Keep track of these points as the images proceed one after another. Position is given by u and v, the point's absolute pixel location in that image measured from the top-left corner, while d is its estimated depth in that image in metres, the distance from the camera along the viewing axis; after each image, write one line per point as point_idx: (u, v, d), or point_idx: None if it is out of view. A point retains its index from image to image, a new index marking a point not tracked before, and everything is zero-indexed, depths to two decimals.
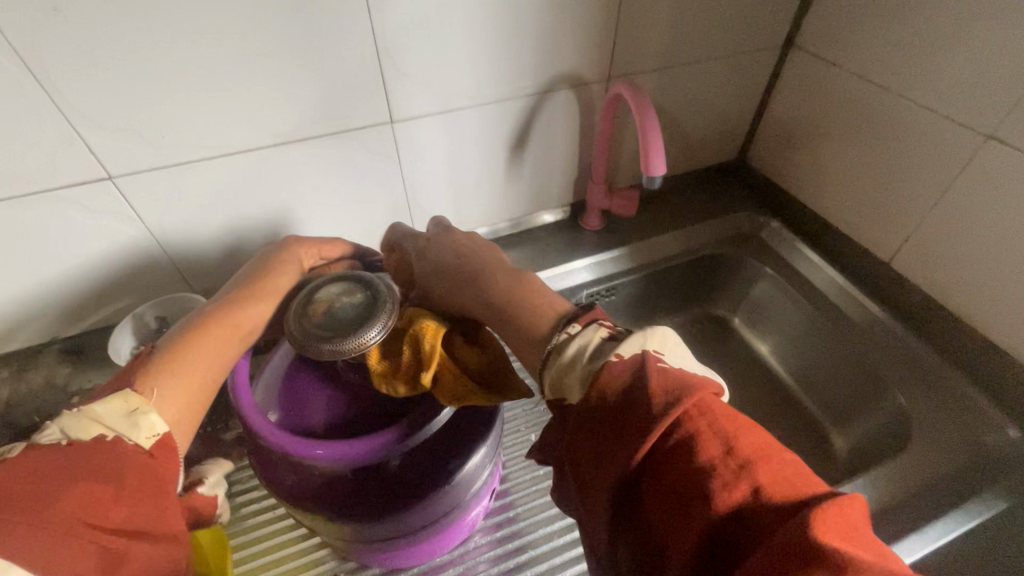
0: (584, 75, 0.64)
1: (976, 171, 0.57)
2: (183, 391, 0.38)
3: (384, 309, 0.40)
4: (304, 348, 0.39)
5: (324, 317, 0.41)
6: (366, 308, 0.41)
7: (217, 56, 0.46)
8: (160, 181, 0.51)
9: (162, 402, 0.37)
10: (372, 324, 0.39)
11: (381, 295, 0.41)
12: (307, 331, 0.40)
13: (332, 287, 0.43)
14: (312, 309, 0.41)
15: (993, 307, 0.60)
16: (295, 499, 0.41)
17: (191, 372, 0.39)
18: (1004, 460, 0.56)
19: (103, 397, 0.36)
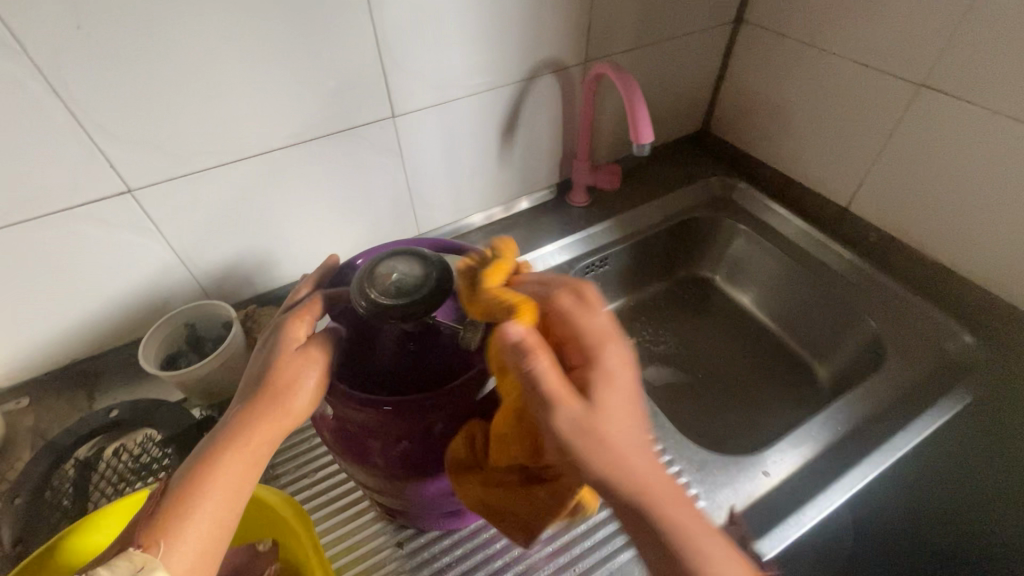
0: (565, 59, 0.67)
1: (916, 118, 0.64)
2: (202, 542, 0.33)
3: (445, 276, 0.41)
4: (370, 313, 0.39)
5: (389, 284, 0.40)
6: (427, 276, 0.41)
7: (224, 64, 0.49)
8: (176, 192, 0.53)
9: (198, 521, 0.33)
10: (436, 290, 0.40)
11: (439, 265, 0.41)
12: (379, 300, 0.39)
13: (390, 260, 0.42)
14: (376, 281, 0.40)
15: (941, 237, 0.66)
16: (361, 457, 0.42)
17: (211, 515, 0.33)
18: (965, 363, 0.63)
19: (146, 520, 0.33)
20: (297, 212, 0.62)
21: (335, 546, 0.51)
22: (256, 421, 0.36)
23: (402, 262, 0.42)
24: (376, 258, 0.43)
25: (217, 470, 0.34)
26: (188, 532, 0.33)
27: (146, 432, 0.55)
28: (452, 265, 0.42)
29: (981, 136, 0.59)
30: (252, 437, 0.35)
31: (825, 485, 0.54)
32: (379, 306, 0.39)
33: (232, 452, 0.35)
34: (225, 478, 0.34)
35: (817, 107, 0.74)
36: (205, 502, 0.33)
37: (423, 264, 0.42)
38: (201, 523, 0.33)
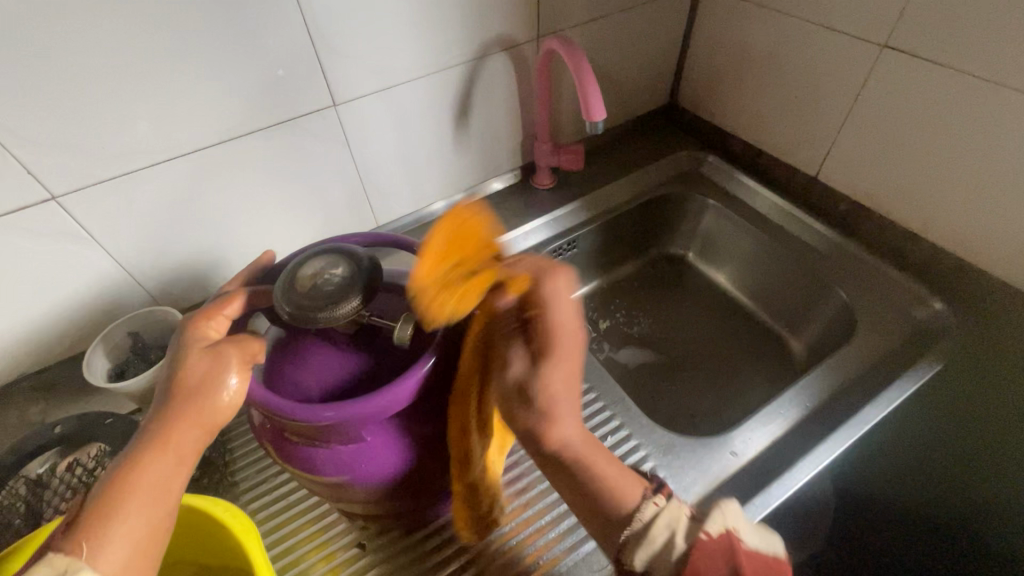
0: (515, 36, 0.65)
1: (881, 78, 0.61)
2: (133, 536, 0.33)
3: (369, 272, 0.40)
4: (294, 319, 0.39)
5: (309, 287, 0.39)
6: (352, 276, 0.40)
7: (142, 59, 0.46)
8: (106, 195, 0.51)
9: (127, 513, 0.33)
10: (360, 290, 0.39)
11: (364, 264, 0.41)
12: (300, 304, 0.39)
13: (315, 262, 0.41)
14: (298, 284, 0.40)
15: (907, 202, 0.65)
16: (301, 465, 0.41)
17: (140, 512, 0.33)
18: (935, 331, 0.62)
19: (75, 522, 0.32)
20: (242, 211, 0.59)
21: (295, 552, 0.50)
22: (174, 414, 0.36)
23: (325, 263, 0.41)
24: (293, 263, 0.42)
25: (139, 469, 0.34)
26: (119, 530, 0.32)
27: (100, 445, 0.52)
28: (378, 263, 0.42)
29: (945, 96, 0.57)
30: (177, 435, 0.36)
31: (792, 461, 0.53)
32: (302, 311, 0.38)
33: (153, 452, 0.35)
34: (151, 473, 0.34)
35: (781, 73, 0.71)
36: (132, 501, 0.33)
37: (344, 262, 0.41)
38: (128, 522, 0.33)
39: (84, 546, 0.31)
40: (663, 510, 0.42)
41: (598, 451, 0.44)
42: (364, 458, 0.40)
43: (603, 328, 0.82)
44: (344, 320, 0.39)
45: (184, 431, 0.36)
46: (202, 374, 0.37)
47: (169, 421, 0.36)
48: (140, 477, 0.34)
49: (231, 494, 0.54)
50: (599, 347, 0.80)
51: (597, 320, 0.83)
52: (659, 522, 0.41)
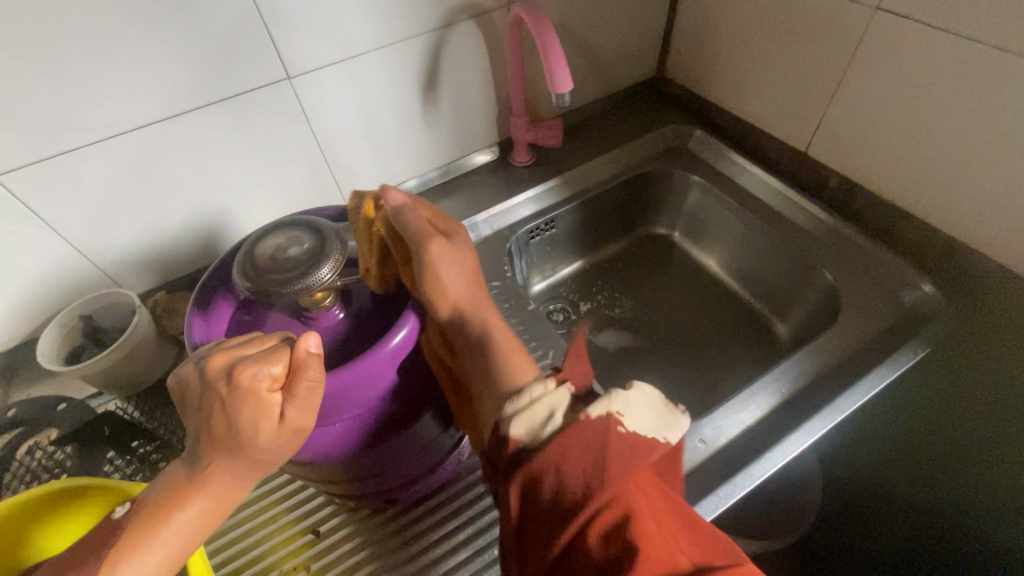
0: (482, 2, 0.61)
1: (874, 44, 0.57)
2: (192, 525, 0.35)
3: (332, 245, 0.41)
4: (255, 294, 0.39)
5: (270, 261, 0.40)
6: (315, 247, 0.41)
7: (73, 28, 0.43)
8: (50, 174, 0.49)
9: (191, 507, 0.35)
10: (322, 262, 0.40)
11: (325, 235, 0.41)
12: (263, 277, 0.39)
13: (276, 236, 0.42)
14: (259, 259, 0.40)
15: (899, 177, 0.61)
16: None
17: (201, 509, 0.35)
18: (923, 315, 0.60)
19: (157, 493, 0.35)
20: (200, 190, 0.58)
21: (261, 546, 0.51)
22: (245, 443, 0.35)
23: (286, 237, 0.41)
24: (253, 237, 0.42)
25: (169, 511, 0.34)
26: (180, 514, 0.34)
27: (57, 430, 0.53)
28: (341, 234, 0.42)
29: (938, 62, 0.53)
30: (263, 448, 0.35)
31: (760, 451, 0.51)
32: (263, 285, 0.39)
33: (183, 497, 0.34)
34: (183, 516, 0.34)
35: (770, 39, 0.67)
36: (194, 500, 0.35)
37: (306, 234, 0.42)
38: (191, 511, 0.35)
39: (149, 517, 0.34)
40: (547, 392, 0.40)
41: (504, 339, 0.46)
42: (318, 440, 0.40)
43: (584, 310, 0.80)
44: (307, 293, 0.40)
45: (221, 471, 0.35)
46: (254, 390, 0.34)
47: (207, 462, 0.35)
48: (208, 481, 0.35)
49: None
50: (578, 329, 0.78)
51: (578, 302, 0.81)
52: (536, 403, 0.40)
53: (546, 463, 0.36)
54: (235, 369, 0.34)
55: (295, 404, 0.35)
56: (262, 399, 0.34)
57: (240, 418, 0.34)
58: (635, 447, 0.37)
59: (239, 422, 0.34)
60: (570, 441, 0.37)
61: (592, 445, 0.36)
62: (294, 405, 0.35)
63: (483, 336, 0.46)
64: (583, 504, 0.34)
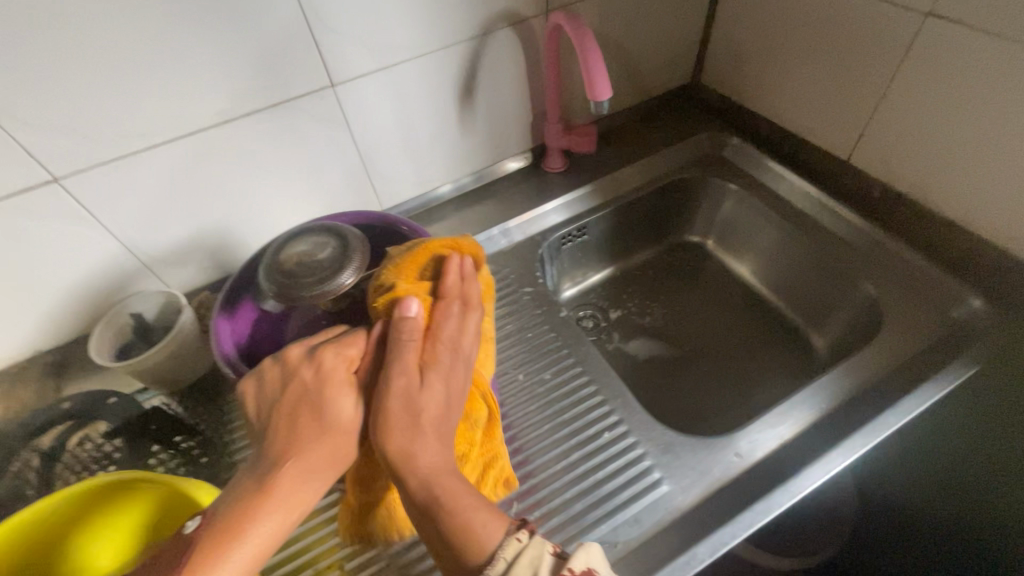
0: (522, 10, 0.62)
1: (924, 51, 0.55)
2: (282, 511, 0.35)
3: (354, 253, 0.41)
4: (278, 296, 0.40)
5: (294, 265, 0.40)
6: (337, 255, 0.41)
7: (134, 37, 0.45)
8: (106, 176, 0.51)
9: (287, 486, 0.35)
10: (344, 269, 0.40)
11: (349, 243, 0.41)
12: (286, 281, 0.39)
13: (301, 241, 0.42)
14: (284, 263, 0.41)
15: (948, 189, 0.59)
16: None
17: (289, 493, 0.35)
18: (973, 330, 0.58)
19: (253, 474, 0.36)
20: (246, 192, 0.59)
21: (286, 548, 0.51)
22: (327, 422, 0.38)
23: (311, 243, 0.42)
24: (279, 240, 0.43)
25: (248, 517, 0.34)
26: (270, 499, 0.35)
27: (106, 425, 0.54)
28: (364, 243, 0.42)
29: (992, 70, 0.51)
30: (344, 420, 0.39)
31: (799, 467, 0.50)
32: (287, 290, 0.39)
33: (266, 494, 0.35)
34: (267, 520, 0.34)
35: (813, 46, 0.65)
36: (287, 480, 0.36)
37: (330, 242, 0.42)
38: (282, 496, 0.35)
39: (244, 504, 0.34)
40: (530, 546, 0.34)
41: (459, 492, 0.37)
42: None
43: (613, 318, 0.79)
44: (326, 297, 0.40)
45: (302, 459, 0.37)
46: (336, 375, 0.40)
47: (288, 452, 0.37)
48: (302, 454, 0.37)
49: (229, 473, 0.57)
50: (607, 337, 0.77)
51: (607, 309, 0.80)
52: (521, 558, 0.34)
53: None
54: (320, 351, 0.41)
55: (369, 385, 0.41)
56: (344, 378, 0.40)
57: (323, 389, 0.39)
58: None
59: (323, 400, 0.39)
60: None
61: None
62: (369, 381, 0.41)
63: (432, 481, 0.36)
64: None
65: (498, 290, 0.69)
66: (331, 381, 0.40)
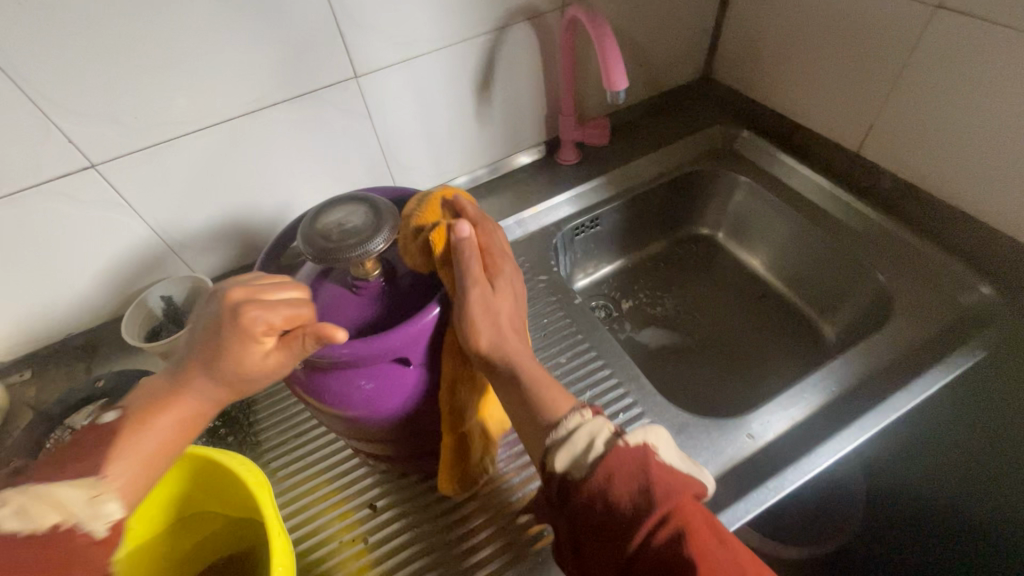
0: (539, 5, 0.64)
1: (933, 43, 0.57)
2: (169, 426, 0.37)
3: (387, 219, 0.42)
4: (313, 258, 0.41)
5: (330, 229, 0.42)
6: (370, 222, 0.42)
7: (170, 29, 0.47)
8: (141, 164, 0.53)
9: (198, 394, 0.38)
10: (377, 234, 0.41)
11: (382, 211, 0.43)
12: (322, 243, 0.41)
13: (336, 210, 0.44)
14: (321, 228, 0.42)
15: (957, 179, 0.60)
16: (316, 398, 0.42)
17: (186, 406, 0.38)
18: (981, 317, 0.59)
19: (158, 389, 0.38)
20: (272, 181, 0.61)
21: (311, 522, 0.53)
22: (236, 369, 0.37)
23: (347, 212, 0.43)
24: (316, 208, 0.45)
25: (143, 425, 0.36)
26: (155, 418, 0.37)
27: None
28: (397, 212, 0.44)
29: (999, 61, 0.52)
30: (261, 356, 0.37)
31: (811, 446, 0.51)
32: (323, 250, 0.40)
33: (166, 404, 0.37)
34: (161, 424, 0.37)
35: (824, 39, 0.67)
36: (182, 398, 0.38)
37: (364, 211, 0.43)
38: (173, 412, 0.37)
39: (133, 415, 0.37)
40: (586, 422, 0.39)
41: (539, 374, 0.43)
42: (374, 399, 0.42)
43: (625, 308, 0.80)
44: (361, 260, 0.41)
45: (205, 383, 0.38)
46: (250, 331, 0.36)
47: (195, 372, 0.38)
48: (215, 375, 0.38)
49: (253, 451, 0.58)
50: (620, 326, 0.79)
51: (619, 300, 0.81)
52: (579, 432, 0.38)
53: (592, 495, 0.35)
54: (241, 307, 0.36)
55: (286, 351, 0.37)
56: (254, 338, 0.36)
57: (235, 336, 0.36)
58: (672, 477, 0.35)
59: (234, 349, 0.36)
60: (616, 461, 0.35)
61: (635, 468, 0.35)
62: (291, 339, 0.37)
63: (517, 365, 0.43)
64: (638, 519, 0.33)
65: None
66: (243, 326, 0.36)
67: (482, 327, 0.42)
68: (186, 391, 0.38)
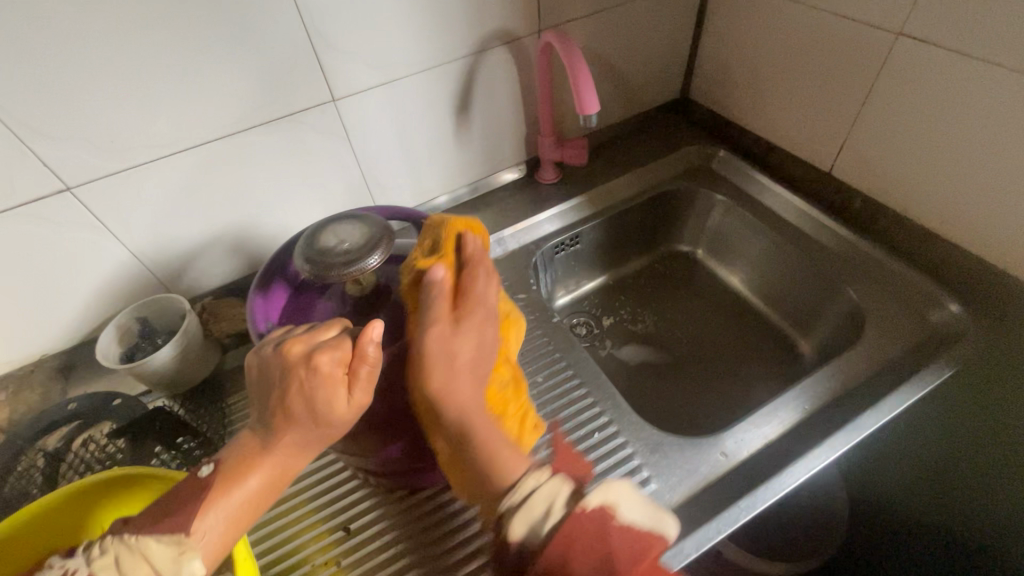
0: (515, 29, 0.65)
1: (896, 67, 0.58)
2: (258, 486, 0.39)
3: (382, 238, 0.43)
4: (314, 275, 0.42)
5: (327, 247, 0.42)
6: (366, 240, 0.43)
7: (147, 55, 0.48)
8: (118, 186, 0.54)
9: (285, 452, 0.39)
10: (371, 251, 0.42)
11: (376, 231, 0.44)
12: (321, 260, 0.42)
13: (335, 227, 0.44)
14: (320, 245, 0.43)
15: (924, 198, 0.61)
16: None
17: (273, 464, 0.39)
18: (950, 334, 0.60)
19: (246, 449, 0.40)
20: (249, 201, 0.62)
21: (285, 546, 0.53)
22: (319, 415, 0.39)
23: (344, 228, 0.44)
24: (316, 226, 0.45)
25: (234, 484, 0.38)
26: (246, 475, 0.39)
27: (111, 424, 0.57)
28: (391, 231, 0.45)
29: (958, 84, 0.54)
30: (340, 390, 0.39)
31: (784, 465, 0.52)
32: (323, 269, 0.41)
33: (250, 466, 0.39)
34: (253, 480, 0.39)
35: (794, 62, 0.69)
36: (271, 456, 0.39)
37: (360, 228, 0.44)
38: (260, 473, 0.39)
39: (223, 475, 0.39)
40: (544, 484, 0.39)
41: (488, 433, 0.42)
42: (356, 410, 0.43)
43: (606, 325, 0.81)
44: (354, 277, 0.42)
45: (296, 437, 0.39)
46: (331, 376, 0.39)
47: (284, 432, 0.39)
48: (281, 443, 0.39)
49: None
50: (600, 343, 0.79)
51: (601, 317, 0.82)
52: (533, 497, 0.39)
53: (549, 566, 0.35)
54: (310, 357, 0.39)
55: (358, 386, 0.39)
56: (333, 378, 0.39)
57: (308, 373, 0.38)
58: (634, 542, 0.36)
59: (316, 394, 0.38)
60: (568, 540, 0.36)
61: (592, 537, 0.36)
62: (365, 355, 0.39)
63: (466, 419, 0.42)
64: None
65: None
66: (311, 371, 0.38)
67: (432, 376, 0.41)
68: (276, 446, 0.39)
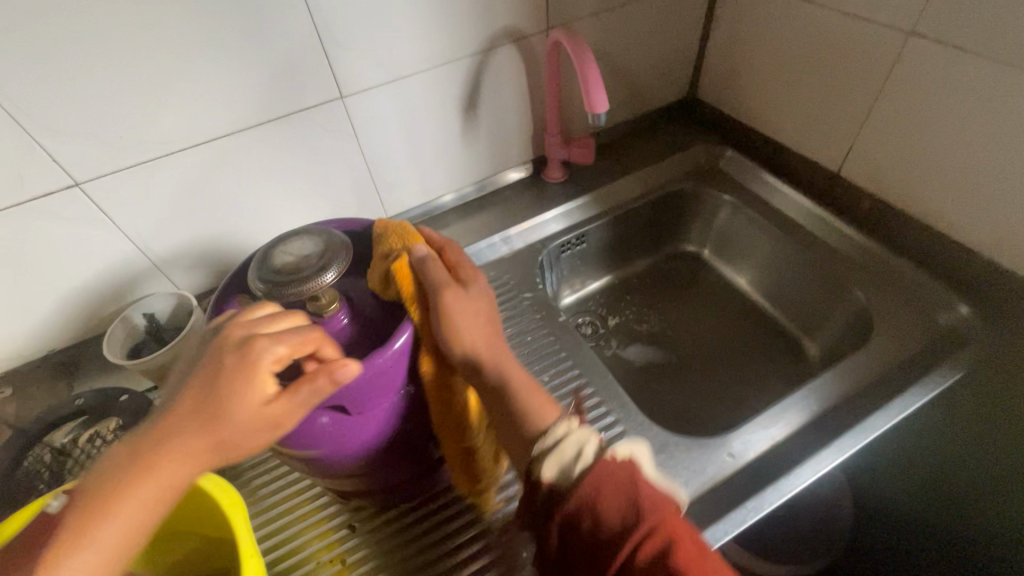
0: (524, 28, 0.65)
1: (906, 68, 0.58)
2: (142, 502, 0.34)
3: (337, 251, 0.43)
4: (269, 296, 0.42)
5: (283, 264, 0.42)
6: (321, 255, 0.43)
7: (157, 51, 0.48)
8: (126, 182, 0.54)
9: (176, 453, 0.35)
10: (327, 267, 0.42)
11: (332, 245, 0.43)
12: (275, 280, 0.41)
13: (290, 243, 0.44)
14: (275, 263, 0.42)
15: (933, 199, 0.61)
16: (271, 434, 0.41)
17: (160, 471, 0.34)
18: (959, 336, 0.59)
19: (118, 459, 0.34)
20: (257, 198, 0.62)
21: (289, 543, 0.53)
22: (233, 411, 0.35)
23: (298, 244, 0.44)
24: (272, 243, 0.45)
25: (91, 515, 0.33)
26: (130, 486, 0.34)
27: (117, 420, 0.56)
28: (349, 244, 0.44)
29: (969, 85, 0.53)
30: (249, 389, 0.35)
31: (792, 466, 0.52)
32: (277, 289, 0.41)
33: (136, 477, 0.34)
34: (135, 494, 0.34)
35: (803, 62, 0.68)
36: (156, 463, 0.34)
37: (317, 243, 0.44)
38: (145, 484, 0.34)
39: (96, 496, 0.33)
40: (573, 430, 0.40)
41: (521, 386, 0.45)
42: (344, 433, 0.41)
43: (612, 325, 0.81)
44: (312, 293, 0.42)
45: (191, 434, 0.35)
46: (258, 368, 0.36)
47: (177, 430, 0.35)
48: (157, 444, 0.34)
49: (233, 470, 0.58)
50: (606, 343, 0.79)
51: (606, 316, 0.82)
52: (565, 440, 0.39)
53: (582, 503, 0.35)
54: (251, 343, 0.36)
55: (285, 399, 0.35)
56: (262, 375, 0.36)
57: (237, 366, 0.35)
58: (657, 495, 0.35)
59: (238, 389, 0.35)
60: (599, 475, 0.36)
61: (623, 483, 0.36)
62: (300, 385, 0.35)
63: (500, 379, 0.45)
64: (623, 535, 0.34)
65: (500, 295, 0.71)
66: (238, 362, 0.35)
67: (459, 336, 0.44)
68: (165, 445, 0.34)
